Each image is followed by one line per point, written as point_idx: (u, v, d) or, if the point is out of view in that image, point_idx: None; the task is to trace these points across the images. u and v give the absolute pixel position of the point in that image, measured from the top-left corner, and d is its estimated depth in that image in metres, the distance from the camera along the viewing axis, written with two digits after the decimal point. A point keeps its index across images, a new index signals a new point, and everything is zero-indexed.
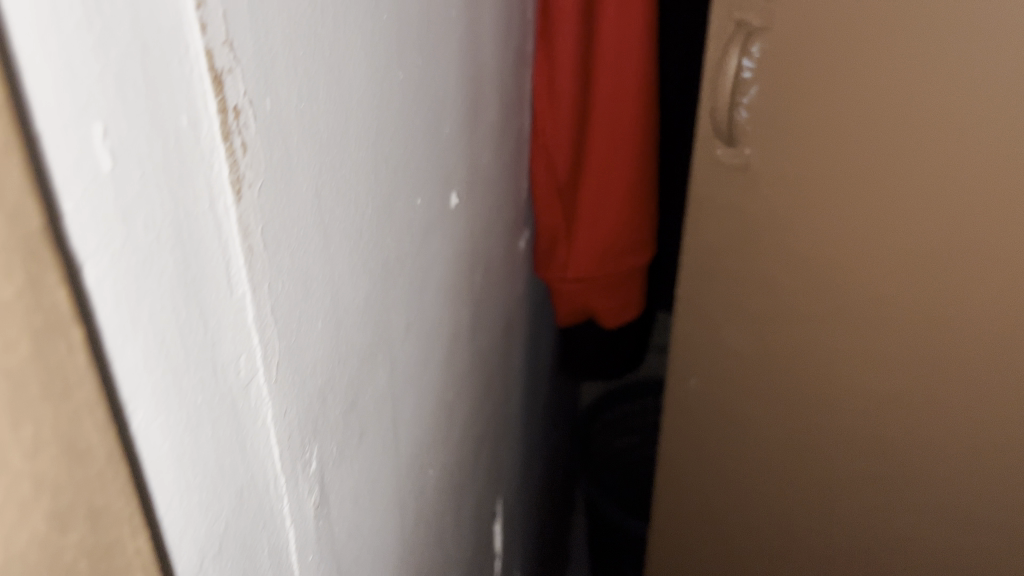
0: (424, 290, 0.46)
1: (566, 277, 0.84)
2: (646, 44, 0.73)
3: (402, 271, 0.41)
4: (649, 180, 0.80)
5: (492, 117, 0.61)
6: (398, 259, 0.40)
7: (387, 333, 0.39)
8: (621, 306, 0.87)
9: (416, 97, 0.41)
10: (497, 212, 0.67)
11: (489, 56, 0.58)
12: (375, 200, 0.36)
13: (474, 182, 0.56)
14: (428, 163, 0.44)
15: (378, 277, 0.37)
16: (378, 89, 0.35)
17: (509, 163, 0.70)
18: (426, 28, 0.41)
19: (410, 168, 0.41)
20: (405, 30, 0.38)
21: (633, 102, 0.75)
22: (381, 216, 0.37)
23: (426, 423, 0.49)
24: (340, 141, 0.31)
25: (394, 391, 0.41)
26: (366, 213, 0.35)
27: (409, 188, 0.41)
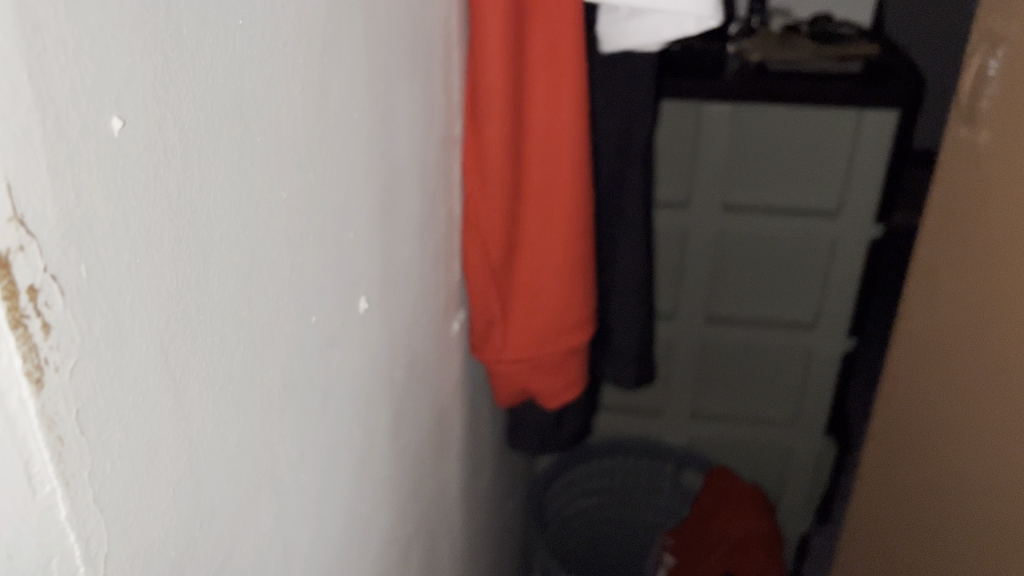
0: (309, 411, 0.46)
1: (502, 359, 0.81)
2: (577, 125, 0.73)
3: (267, 402, 0.41)
4: (586, 260, 0.79)
5: (413, 205, 0.59)
6: (260, 391, 0.40)
7: (242, 466, 0.39)
8: (562, 388, 0.85)
9: (287, 225, 0.41)
10: (422, 300, 0.65)
11: (407, 143, 0.57)
12: (217, 340, 0.36)
13: (386, 277, 0.55)
14: (309, 287, 0.44)
15: (226, 413, 0.38)
16: (218, 234, 0.36)
17: (435, 248, 0.68)
18: (296, 161, 0.41)
19: (279, 301, 0.41)
20: (264, 167, 0.38)
21: (565, 182, 0.74)
22: (230, 352, 0.37)
23: (321, 543, 0.49)
24: (159, 296, 0.32)
25: (256, 518, 0.41)
26: (203, 353, 0.35)
27: (276, 320, 0.41)
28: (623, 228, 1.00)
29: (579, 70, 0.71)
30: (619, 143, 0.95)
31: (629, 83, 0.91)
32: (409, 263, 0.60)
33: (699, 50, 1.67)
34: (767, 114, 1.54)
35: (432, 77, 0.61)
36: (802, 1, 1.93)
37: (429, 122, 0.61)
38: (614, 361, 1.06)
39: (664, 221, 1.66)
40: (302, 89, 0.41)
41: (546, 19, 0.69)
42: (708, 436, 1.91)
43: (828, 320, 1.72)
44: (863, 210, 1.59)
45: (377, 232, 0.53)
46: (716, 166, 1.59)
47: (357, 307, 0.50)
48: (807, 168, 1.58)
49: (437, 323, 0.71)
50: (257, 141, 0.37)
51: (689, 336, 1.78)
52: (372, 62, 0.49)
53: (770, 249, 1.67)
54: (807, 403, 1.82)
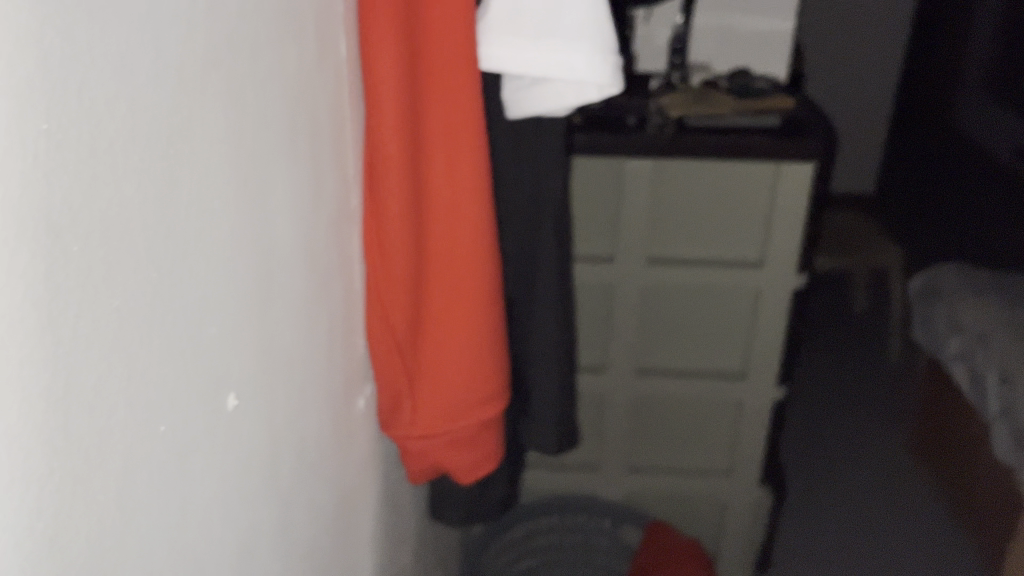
0: (160, 517, 0.43)
1: (411, 436, 0.78)
2: (479, 198, 0.72)
3: (105, 517, 0.38)
4: (495, 332, 0.78)
5: (298, 290, 0.57)
6: (91, 504, 0.38)
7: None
8: (476, 462, 0.82)
9: (134, 324, 0.39)
10: (314, 386, 0.62)
11: (289, 228, 0.54)
12: (31, 464, 0.34)
13: (263, 371, 0.52)
14: (165, 384, 0.42)
15: (42, 540, 0.35)
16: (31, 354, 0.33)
17: (330, 330, 0.65)
18: (142, 266, 0.39)
19: (120, 412, 0.39)
20: (94, 272, 0.36)
21: (468, 251, 0.73)
22: (43, 480, 0.34)
23: None
24: None
25: None
26: (13, 479, 0.33)
27: (118, 426, 0.39)
28: (539, 285, 1.00)
29: (479, 143, 0.70)
30: (529, 205, 0.95)
31: (535, 149, 0.92)
32: (295, 351, 0.57)
33: (619, 106, 1.68)
34: (687, 169, 1.56)
35: (320, 156, 0.59)
36: (720, 56, 1.98)
37: (317, 203, 0.59)
38: (536, 426, 1.07)
39: (591, 275, 1.66)
40: (144, 192, 0.39)
41: (443, 94, 0.68)
42: (645, 490, 1.89)
43: (757, 370, 1.72)
44: (784, 262, 1.61)
45: (251, 324, 0.50)
46: (639, 220, 1.60)
47: (224, 406, 0.48)
48: (727, 221, 1.60)
49: (336, 404, 0.69)
50: (89, 250, 0.36)
51: (621, 390, 1.77)
52: (240, 151, 0.47)
53: (696, 301, 1.68)
54: (741, 455, 1.81)
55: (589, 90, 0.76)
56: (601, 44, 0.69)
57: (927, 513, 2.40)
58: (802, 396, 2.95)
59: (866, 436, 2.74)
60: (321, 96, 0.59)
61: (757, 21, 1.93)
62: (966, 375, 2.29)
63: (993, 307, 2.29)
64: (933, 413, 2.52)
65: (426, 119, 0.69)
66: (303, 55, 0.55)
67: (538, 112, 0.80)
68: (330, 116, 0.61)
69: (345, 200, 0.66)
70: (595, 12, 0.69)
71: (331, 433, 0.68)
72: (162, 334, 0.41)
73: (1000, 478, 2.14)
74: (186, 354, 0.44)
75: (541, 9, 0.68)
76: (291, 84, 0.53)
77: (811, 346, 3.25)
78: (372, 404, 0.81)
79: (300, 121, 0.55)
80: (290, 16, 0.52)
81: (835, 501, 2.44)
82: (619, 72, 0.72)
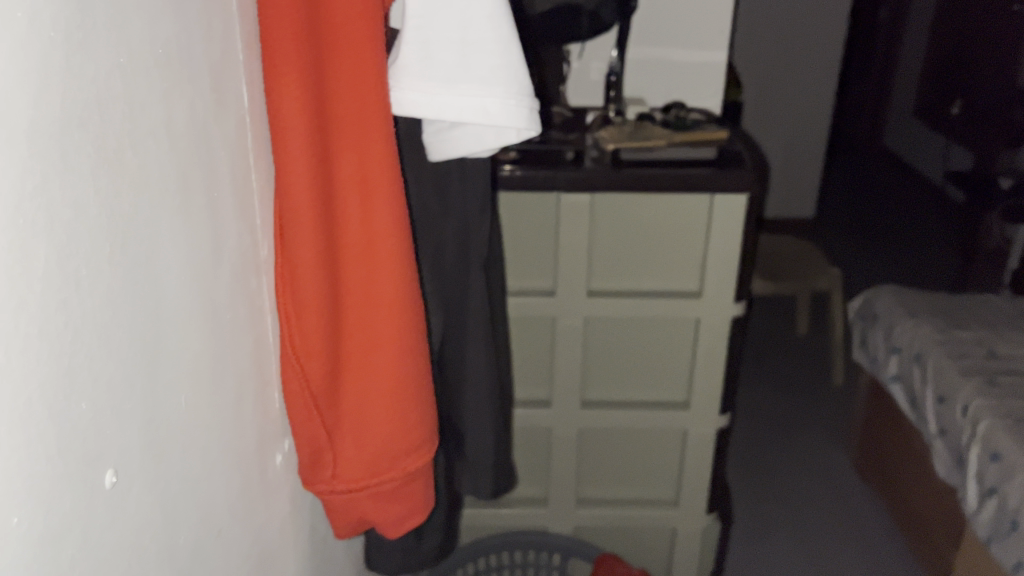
0: None
1: (335, 491, 0.75)
2: (397, 243, 0.70)
3: None
4: (420, 378, 0.76)
5: (193, 352, 0.54)
6: None
7: None
8: (405, 514, 0.80)
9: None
10: (217, 452, 0.59)
11: (179, 288, 0.51)
12: None
13: (151, 443, 0.49)
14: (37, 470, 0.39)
15: None
16: None
17: (236, 389, 0.62)
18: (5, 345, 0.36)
19: None
20: None
21: (387, 298, 0.71)
22: None
23: None
24: None
25: None
26: None
27: None
28: (471, 327, 0.98)
29: (394, 187, 0.69)
30: (456, 246, 0.94)
31: (460, 189, 0.91)
32: (191, 417, 0.54)
33: (555, 142, 1.68)
34: (624, 200, 1.57)
35: (216, 210, 0.57)
36: (655, 88, 2.00)
37: (214, 259, 0.57)
38: (471, 469, 1.05)
39: (531, 309, 1.64)
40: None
41: (354, 139, 0.67)
42: (593, 525, 1.87)
43: (700, 400, 1.71)
44: (723, 291, 1.61)
45: (135, 392, 0.47)
46: (578, 252, 1.59)
47: (102, 484, 0.44)
48: (664, 251, 1.61)
49: (249, 464, 0.66)
50: None
51: (566, 424, 1.76)
52: (117, 212, 0.44)
53: (637, 332, 1.68)
54: (688, 486, 1.80)
55: (508, 131, 0.76)
56: (516, 86, 0.69)
57: (874, 534, 2.43)
58: (750, 421, 2.97)
59: (813, 459, 2.77)
60: (218, 148, 0.57)
61: (690, 53, 1.95)
62: (907, 396, 2.32)
63: (925, 325, 2.33)
64: (876, 434, 2.55)
65: (337, 165, 0.67)
66: (193, 108, 0.52)
67: (459, 154, 0.79)
68: (229, 169, 0.59)
69: (251, 252, 0.64)
70: (507, 55, 0.69)
71: (242, 496, 0.65)
72: (31, 416, 0.38)
73: (942, 499, 2.17)
74: (62, 433, 0.41)
75: (452, 54, 0.68)
76: (179, 139, 0.51)
77: (758, 371, 3.29)
78: (291, 459, 0.78)
79: (191, 176, 0.52)
80: (179, 68, 0.50)
81: (786, 527, 2.45)
82: (537, 113, 0.72)
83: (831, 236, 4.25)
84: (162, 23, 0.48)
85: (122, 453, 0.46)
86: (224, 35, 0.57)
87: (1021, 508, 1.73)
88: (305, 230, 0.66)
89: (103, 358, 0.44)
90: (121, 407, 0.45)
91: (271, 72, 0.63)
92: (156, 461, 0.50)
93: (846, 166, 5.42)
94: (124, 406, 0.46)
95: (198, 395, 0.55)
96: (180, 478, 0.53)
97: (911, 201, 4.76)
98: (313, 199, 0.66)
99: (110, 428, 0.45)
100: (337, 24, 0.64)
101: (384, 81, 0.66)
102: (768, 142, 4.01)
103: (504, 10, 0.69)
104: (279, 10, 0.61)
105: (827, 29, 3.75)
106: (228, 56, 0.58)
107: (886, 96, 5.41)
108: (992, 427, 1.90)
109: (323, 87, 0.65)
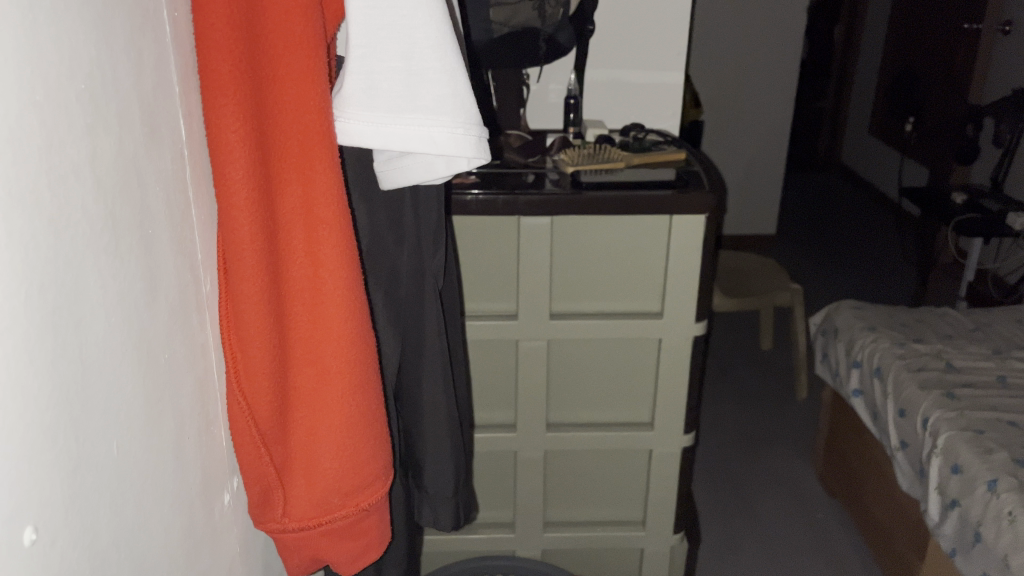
0: None
1: (286, 530, 0.74)
2: (345, 275, 0.69)
3: None
4: (373, 412, 0.74)
5: (124, 397, 0.52)
6: None
7: None
8: (360, 550, 0.78)
9: None
10: (154, 498, 0.57)
11: (107, 331, 0.50)
12: None
13: (77, 494, 0.47)
14: None
15: None
16: None
17: (175, 430, 0.61)
18: None
19: None
20: None
21: (337, 329, 0.70)
22: None
23: None
24: None
25: None
26: None
27: None
28: (428, 355, 0.97)
29: (341, 219, 0.68)
30: (410, 275, 0.93)
31: (413, 217, 0.90)
32: (124, 463, 0.52)
33: (516, 166, 1.68)
34: (584, 222, 1.57)
35: (149, 248, 0.55)
36: (614, 109, 2.01)
37: (147, 298, 0.55)
38: (429, 500, 1.03)
39: (493, 332, 1.63)
40: None
41: (298, 170, 0.66)
42: (561, 548, 1.85)
43: (665, 420, 1.71)
44: (685, 311, 1.61)
45: (58, 441, 0.45)
46: (539, 274, 1.58)
47: (21, 541, 0.42)
48: (624, 272, 1.61)
49: (192, 507, 0.64)
50: None
51: (531, 447, 1.74)
52: (34, 258, 0.43)
53: (599, 353, 1.67)
54: (655, 506, 1.79)
55: (458, 160, 0.75)
56: (463, 116, 0.69)
57: (841, 548, 2.44)
58: (716, 438, 2.98)
59: (779, 474, 2.79)
60: (150, 184, 0.55)
61: (648, 75, 1.97)
62: (868, 410, 2.35)
63: (884, 339, 2.36)
64: (840, 448, 2.57)
65: (280, 197, 0.66)
66: (121, 145, 0.51)
67: (411, 182, 0.78)
68: (163, 205, 0.57)
69: (190, 288, 0.62)
70: (454, 85, 0.68)
71: (185, 540, 0.63)
72: None
73: (906, 511, 2.19)
74: None
75: (398, 83, 0.67)
76: (106, 178, 0.49)
77: (723, 387, 3.31)
78: (242, 498, 0.76)
79: (119, 216, 0.51)
80: (104, 104, 0.49)
81: (753, 543, 2.45)
82: (485, 142, 0.72)
83: (792, 251, 4.31)
84: (87, 60, 0.47)
85: (44, 506, 0.44)
86: (155, 69, 0.56)
87: (983, 520, 1.74)
88: (247, 265, 0.65)
89: (20, 406, 0.42)
90: (41, 456, 0.44)
91: (209, 105, 0.61)
92: (82, 512, 0.48)
93: (806, 182, 5.51)
94: (44, 455, 0.44)
95: (129, 440, 0.53)
96: (110, 528, 0.51)
97: (869, 215, 4.84)
98: (256, 233, 0.65)
99: (29, 479, 0.43)
100: (278, 55, 0.63)
101: (328, 112, 0.65)
102: (728, 160, 4.05)
103: (450, 39, 0.68)
104: (216, 41, 0.60)
105: (783, 48, 3.82)
106: (161, 91, 0.56)
107: (843, 112, 5.52)
108: (952, 440, 1.92)
109: (264, 118, 0.64)
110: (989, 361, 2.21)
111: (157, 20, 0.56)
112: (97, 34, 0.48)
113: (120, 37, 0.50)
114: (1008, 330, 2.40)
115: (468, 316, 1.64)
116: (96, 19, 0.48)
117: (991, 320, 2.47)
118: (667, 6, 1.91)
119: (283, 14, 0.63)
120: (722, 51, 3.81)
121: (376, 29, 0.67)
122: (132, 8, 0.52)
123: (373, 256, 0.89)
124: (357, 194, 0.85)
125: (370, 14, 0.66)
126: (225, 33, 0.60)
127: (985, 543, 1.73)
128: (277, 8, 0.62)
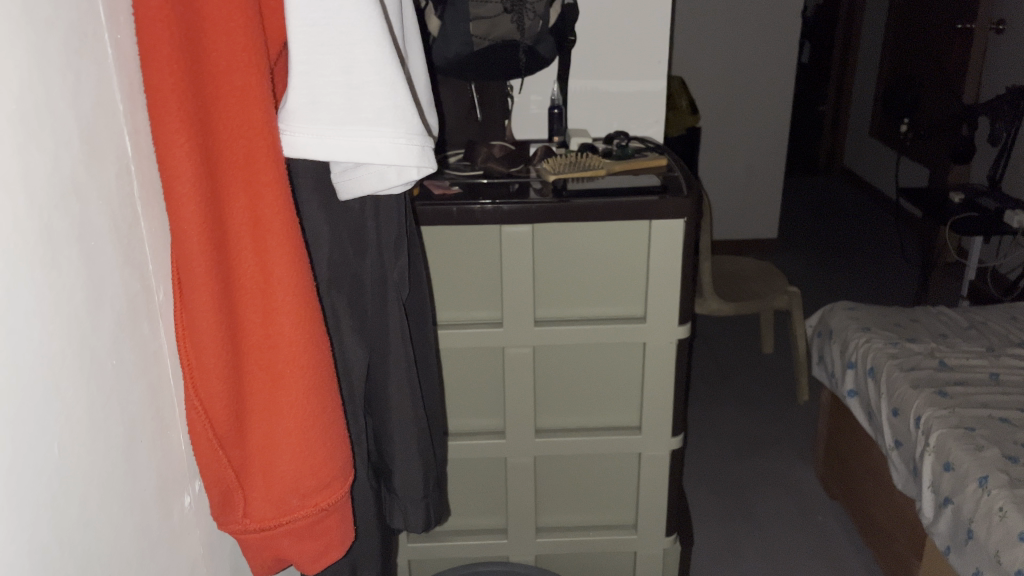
0: None
1: (247, 531, 0.76)
2: (296, 284, 0.72)
3: None
4: (329, 415, 0.77)
5: (63, 398, 0.56)
6: None
7: None
8: (321, 550, 0.80)
9: None
10: (103, 497, 0.61)
11: (42, 337, 0.53)
12: None
13: (13, 486, 0.50)
14: None
15: None
16: None
17: (125, 433, 0.65)
18: None
19: None
20: None
21: (289, 336, 0.72)
22: None
23: None
24: None
25: None
26: None
27: None
28: (392, 359, 1.00)
29: (289, 228, 0.71)
30: (374, 283, 0.95)
31: (375, 225, 0.93)
32: (65, 460, 0.56)
33: (499, 176, 1.69)
34: (564, 229, 1.59)
35: (90, 260, 0.59)
36: (599, 118, 2.03)
37: (90, 307, 0.59)
38: (400, 501, 1.05)
39: (476, 339, 1.65)
40: None
41: (243, 184, 0.69)
42: (552, 553, 1.86)
43: (652, 423, 1.72)
44: (666, 315, 1.62)
45: None
46: (521, 281, 1.60)
47: None
48: (607, 276, 1.63)
49: (144, 502, 0.68)
50: None
51: (520, 452, 1.75)
52: None
53: (585, 358, 1.69)
54: (646, 510, 1.79)
55: (408, 170, 0.78)
56: (406, 127, 0.72)
57: (842, 549, 2.43)
58: (714, 441, 2.98)
59: (779, 476, 2.78)
60: (89, 198, 0.59)
61: (630, 83, 1.99)
62: (863, 410, 2.34)
63: (877, 339, 2.35)
64: (839, 451, 2.57)
65: (227, 207, 0.69)
66: (57, 161, 0.55)
67: (367, 193, 0.81)
68: (103, 218, 0.61)
69: (135, 296, 0.66)
70: (395, 97, 0.71)
71: (139, 540, 0.67)
72: None
73: (904, 512, 2.18)
74: None
75: (339, 97, 0.70)
76: (40, 193, 0.53)
77: (724, 392, 3.30)
78: (203, 502, 0.79)
79: (55, 228, 0.55)
80: (37, 125, 0.52)
81: (751, 545, 2.45)
82: (431, 151, 0.75)
83: (793, 254, 4.30)
84: (17, 84, 0.50)
85: None
86: (93, 92, 0.60)
87: (975, 518, 1.74)
88: (198, 276, 0.67)
89: None
90: None
91: (155, 121, 0.64)
92: (16, 508, 0.50)
93: (810, 186, 5.49)
94: None
95: (67, 440, 0.56)
96: (51, 514, 0.54)
97: (871, 218, 4.82)
98: (206, 244, 0.67)
99: None
100: (221, 73, 0.67)
101: (272, 126, 0.69)
102: (726, 165, 4.06)
103: (390, 55, 0.71)
104: (159, 61, 0.62)
105: (778, 53, 3.83)
106: (100, 110, 0.60)
107: (844, 115, 5.50)
108: (943, 438, 1.91)
109: (209, 134, 0.67)
110: (982, 359, 2.21)
111: (92, 40, 0.60)
112: (29, 58, 0.52)
113: (53, 63, 0.54)
114: (1003, 328, 2.39)
115: (452, 325, 1.66)
116: (27, 47, 0.51)
117: (986, 318, 2.47)
118: (647, 16, 1.94)
119: (224, 33, 0.66)
120: (713, 58, 3.84)
121: (316, 46, 0.70)
122: (65, 36, 0.56)
123: (336, 269, 0.90)
124: (317, 204, 0.87)
125: (310, 32, 0.69)
126: (166, 49, 0.62)
127: (978, 540, 1.72)
128: (218, 28, 0.66)
